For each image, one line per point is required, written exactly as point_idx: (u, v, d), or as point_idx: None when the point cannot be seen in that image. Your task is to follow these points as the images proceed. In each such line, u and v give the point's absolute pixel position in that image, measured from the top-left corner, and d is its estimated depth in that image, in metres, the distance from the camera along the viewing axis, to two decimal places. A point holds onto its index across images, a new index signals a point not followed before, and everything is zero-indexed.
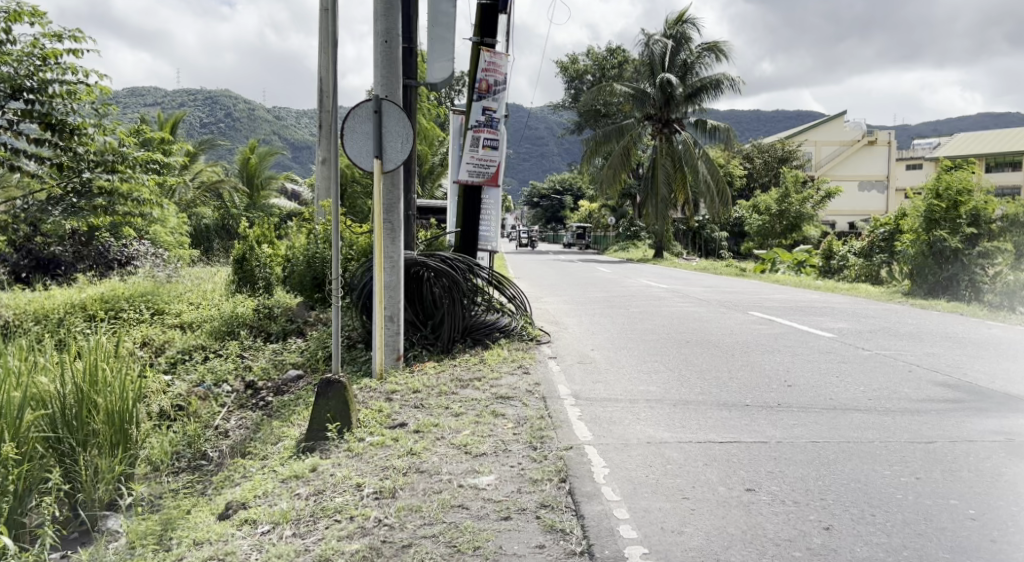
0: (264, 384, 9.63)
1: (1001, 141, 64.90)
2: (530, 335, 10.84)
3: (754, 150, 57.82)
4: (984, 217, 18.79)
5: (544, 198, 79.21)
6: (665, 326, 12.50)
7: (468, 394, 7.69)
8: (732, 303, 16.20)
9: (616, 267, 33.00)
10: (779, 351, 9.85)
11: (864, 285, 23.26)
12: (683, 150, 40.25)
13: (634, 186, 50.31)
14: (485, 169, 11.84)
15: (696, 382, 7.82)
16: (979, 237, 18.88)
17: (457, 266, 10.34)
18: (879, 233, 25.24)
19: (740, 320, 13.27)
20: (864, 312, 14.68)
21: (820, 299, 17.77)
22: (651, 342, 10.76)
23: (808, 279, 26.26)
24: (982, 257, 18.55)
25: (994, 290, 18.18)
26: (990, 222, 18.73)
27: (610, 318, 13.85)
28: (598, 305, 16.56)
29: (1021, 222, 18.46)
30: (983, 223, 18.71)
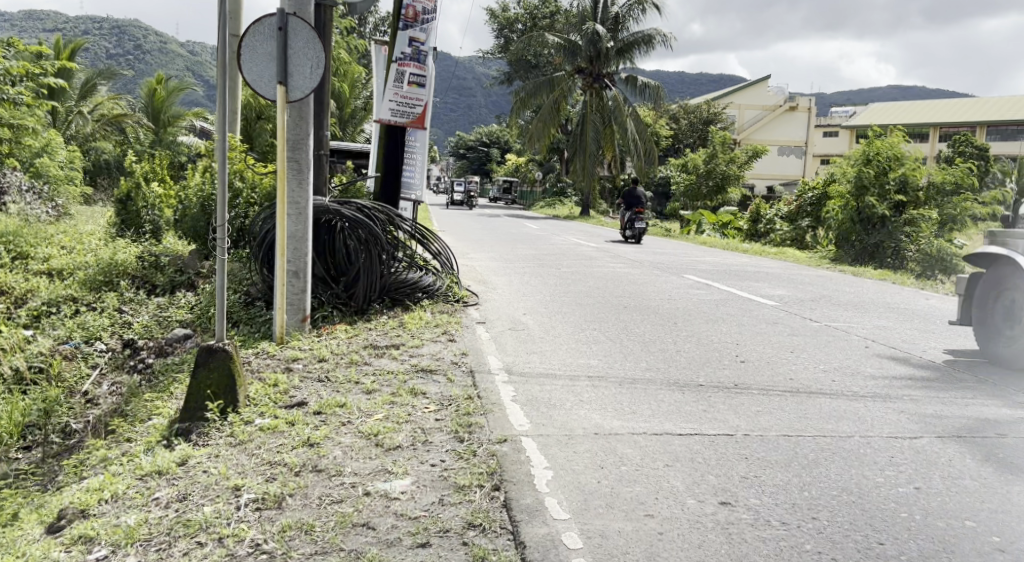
0: (145, 342, 8.46)
1: (916, 112, 66.25)
2: (455, 296, 9.81)
3: (680, 110, 57.43)
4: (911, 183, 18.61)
5: (470, 150, 77.68)
6: (598, 289, 11.58)
7: (382, 365, 6.64)
8: (666, 265, 15.40)
9: (542, 224, 32.09)
10: (721, 319, 9.01)
11: (788, 250, 22.90)
12: (612, 106, 39.41)
13: (562, 141, 49.37)
14: (411, 108, 10.67)
15: (642, 356, 6.95)
16: (906, 204, 18.84)
17: (375, 216, 9.20)
18: (807, 198, 24.89)
19: (674, 284, 12.43)
20: (800, 279, 14.09)
21: (749, 263, 17.17)
22: (584, 307, 9.81)
23: (735, 242, 25.81)
24: (907, 225, 18.43)
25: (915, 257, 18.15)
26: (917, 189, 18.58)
27: (538, 279, 12.84)
28: (524, 263, 15.55)
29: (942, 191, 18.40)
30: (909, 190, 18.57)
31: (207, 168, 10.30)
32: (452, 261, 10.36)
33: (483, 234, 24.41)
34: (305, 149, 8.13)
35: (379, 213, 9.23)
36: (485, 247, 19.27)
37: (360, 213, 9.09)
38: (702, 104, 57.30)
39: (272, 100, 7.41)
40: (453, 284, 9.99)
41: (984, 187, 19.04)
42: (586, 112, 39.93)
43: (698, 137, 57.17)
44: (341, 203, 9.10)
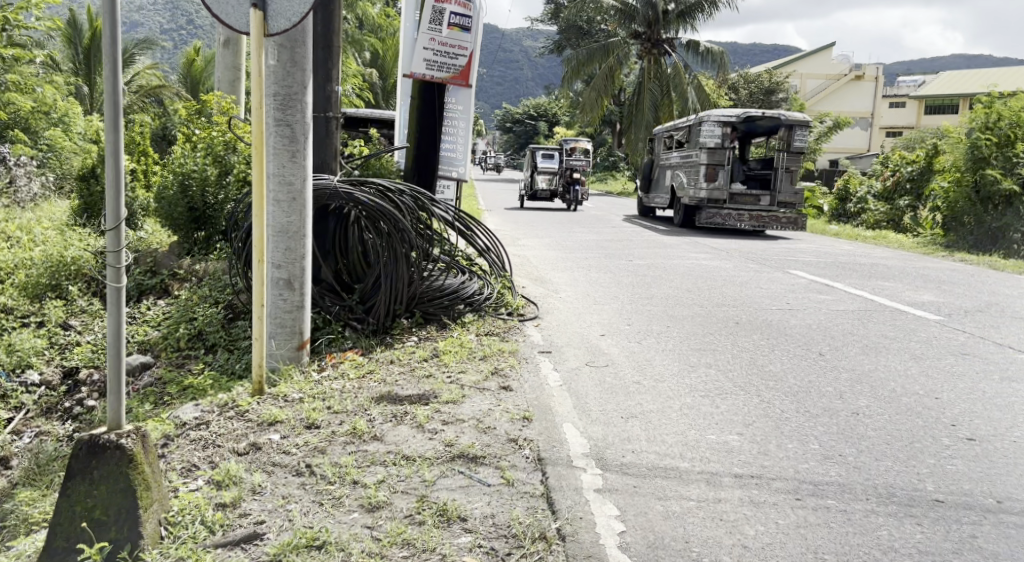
0: (89, 375, 6.25)
1: (993, 79, 61.88)
2: (507, 306, 7.36)
3: (740, 80, 53.98)
4: None
5: (518, 123, 75.01)
6: (692, 293, 9.06)
7: (401, 438, 4.28)
8: (759, 258, 12.80)
9: (600, 202, 29.48)
10: (881, 351, 6.48)
11: (887, 235, 20.16)
12: (673, 74, 36.44)
13: (615, 113, 46.49)
14: (453, 59, 8.29)
15: (803, 430, 4.47)
16: None
17: (401, 203, 6.79)
18: (906, 171, 22.11)
19: (781, 286, 9.89)
20: (932, 276, 11.39)
21: (853, 255, 14.49)
22: (682, 324, 7.35)
23: (818, 224, 23.02)
24: None
25: None
26: None
27: (609, 276, 10.41)
28: (587, 253, 13.07)
29: None
30: None
31: (189, 137, 7.97)
32: (500, 259, 7.95)
33: (533, 214, 21.87)
34: (298, 110, 5.64)
35: (406, 199, 6.84)
36: (539, 231, 16.76)
37: (381, 198, 6.69)
38: (763, 74, 53.73)
39: (244, 34, 5.00)
40: (504, 291, 7.57)
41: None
42: (643, 80, 36.96)
43: (759, 109, 53.75)
44: (355, 184, 6.70)
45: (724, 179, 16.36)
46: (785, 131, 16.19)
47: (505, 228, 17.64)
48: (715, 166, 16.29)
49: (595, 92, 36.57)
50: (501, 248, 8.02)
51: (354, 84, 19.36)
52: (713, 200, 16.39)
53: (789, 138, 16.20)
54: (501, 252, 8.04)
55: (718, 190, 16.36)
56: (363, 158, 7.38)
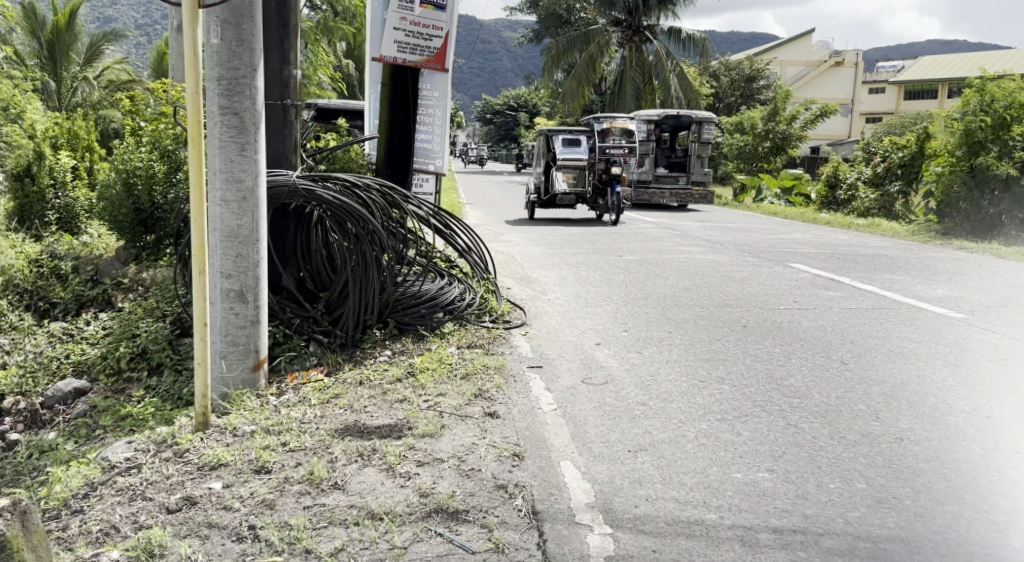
0: (14, 403, 5.47)
1: (973, 63, 61.61)
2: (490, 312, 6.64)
3: (721, 67, 53.40)
4: None
5: (498, 114, 74.16)
6: (691, 292, 8.38)
7: (369, 485, 3.57)
8: (756, 251, 12.15)
9: None
10: (910, 358, 5.81)
11: (879, 222, 19.57)
12: (655, 61, 35.77)
13: (596, 102, 45.79)
14: (427, 41, 7.53)
15: (843, 467, 3.79)
16: None
17: (371, 202, 6.02)
18: (896, 157, 21.58)
19: (784, 281, 9.22)
20: (939, 268, 10.79)
21: (851, 245, 13.89)
22: (685, 330, 6.67)
23: (808, 212, 22.44)
24: None
25: None
26: None
27: (601, 275, 9.70)
28: (576, 249, 12.36)
29: None
30: None
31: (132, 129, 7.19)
32: (482, 259, 7.24)
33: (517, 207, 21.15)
34: (250, 91, 4.79)
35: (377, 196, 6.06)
36: (523, 225, 16.04)
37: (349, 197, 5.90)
38: (744, 61, 53.16)
39: None
40: (488, 294, 6.84)
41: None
42: (624, 68, 36.25)
43: (740, 96, 53.18)
44: (319, 182, 5.91)
45: (651, 165, 20.91)
46: (697, 126, 20.82)
47: (488, 223, 16.92)
48: (644, 155, 20.92)
49: (575, 81, 35.82)
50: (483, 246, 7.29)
51: (328, 74, 18.52)
52: (641, 183, 21.27)
53: (700, 131, 20.80)
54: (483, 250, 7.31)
55: (648, 172, 20.74)
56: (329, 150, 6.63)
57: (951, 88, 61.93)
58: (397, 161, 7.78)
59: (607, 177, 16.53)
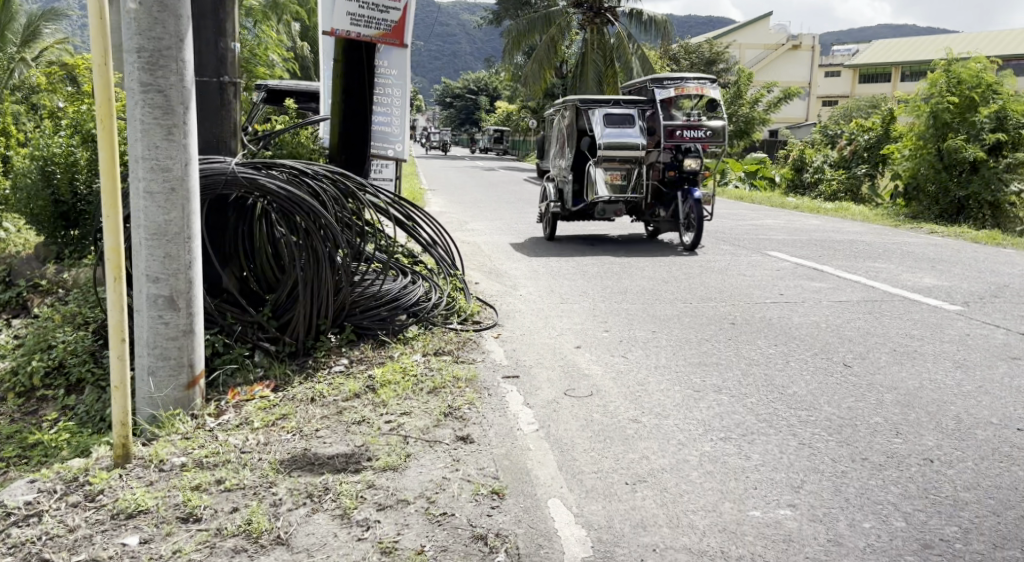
0: None
1: (929, 47, 62.01)
2: (458, 311, 6.07)
3: (680, 51, 53.08)
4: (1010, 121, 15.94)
5: (458, 98, 73.22)
6: (672, 286, 7.86)
7: (320, 538, 2.96)
8: (731, 239, 11.68)
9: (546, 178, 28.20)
10: (916, 360, 5.33)
11: (847, 207, 19.20)
12: (616, 44, 35.22)
13: (558, 85, 45.18)
14: (382, 13, 6.93)
15: (876, 503, 3.27)
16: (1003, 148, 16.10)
17: (323, 192, 5.35)
18: (862, 140, 21.30)
19: (766, 272, 8.75)
20: (919, 256, 10.41)
21: (824, 231, 13.50)
22: (670, 330, 6.13)
23: (774, 197, 22.11)
24: (1008, 172, 15.81)
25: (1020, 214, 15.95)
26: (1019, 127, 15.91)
27: (573, 268, 9.15)
28: (544, 240, 11.79)
29: None
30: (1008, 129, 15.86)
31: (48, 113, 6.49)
32: (447, 250, 6.64)
33: (480, 194, 20.51)
34: (176, 65, 4.10)
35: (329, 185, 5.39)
36: (488, 214, 15.43)
37: (297, 187, 5.22)
38: (704, 45, 52.84)
39: None
40: (456, 291, 6.26)
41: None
42: (585, 51, 35.65)
43: None
44: (261, 169, 5.21)
45: None
46: None
47: (450, 211, 16.29)
48: None
49: (536, 64, 35.14)
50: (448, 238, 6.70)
51: (280, 56, 17.69)
52: None
53: None
54: (448, 242, 6.72)
55: None
56: (271, 135, 5.93)
57: (906, 72, 62.32)
58: (353, 145, 7.11)
59: (674, 177, 10.26)
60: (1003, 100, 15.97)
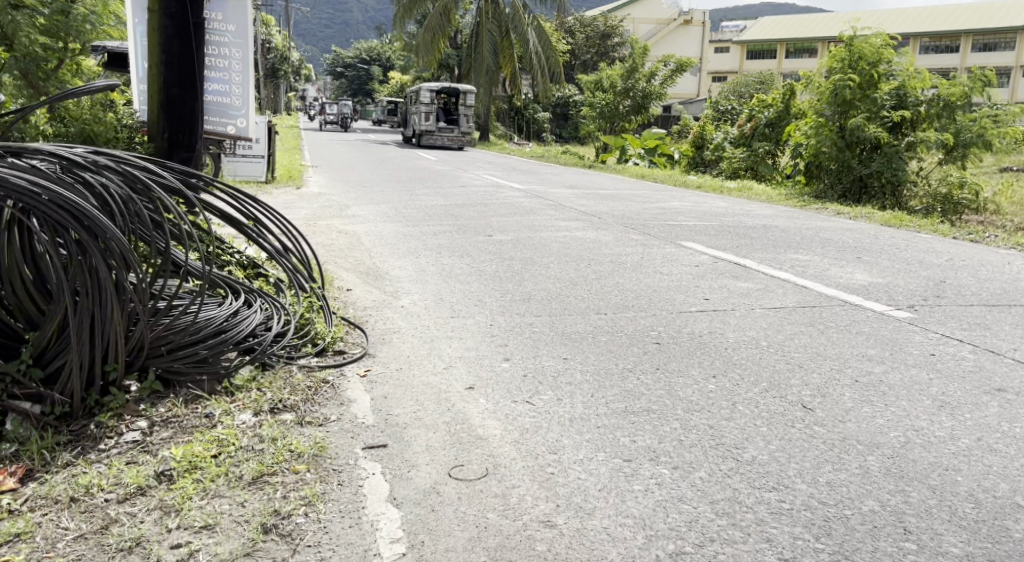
0: None
1: (818, 25, 62.79)
2: (310, 334, 4.86)
3: (576, 24, 52.01)
4: (909, 98, 14.80)
5: (350, 69, 70.45)
6: (582, 293, 6.67)
7: None
8: (642, 227, 10.62)
9: (440, 156, 26.72)
10: (894, 388, 4.26)
11: (750, 184, 18.07)
12: (511, 14, 33.83)
13: (452, 58, 43.47)
14: None
15: None
16: (902, 125, 14.93)
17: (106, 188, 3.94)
18: (762, 117, 19.93)
19: (687, 268, 7.67)
20: (842, 241, 9.46)
21: (736, 213, 12.54)
22: (585, 357, 4.92)
23: (677, 175, 21.24)
24: (908, 150, 14.53)
25: (919, 194, 14.78)
26: (918, 103, 14.70)
27: (467, 269, 7.85)
28: (435, 230, 10.47)
29: (949, 105, 14.34)
30: (908, 105, 14.68)
31: None
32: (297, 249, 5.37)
33: (369, 173, 19.00)
34: None
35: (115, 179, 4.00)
36: (374, 196, 13.98)
37: (64, 186, 3.82)
38: (599, 17, 51.98)
39: None
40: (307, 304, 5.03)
41: (999, 97, 14.13)
42: (479, 21, 34.09)
43: (595, 54, 52.16)
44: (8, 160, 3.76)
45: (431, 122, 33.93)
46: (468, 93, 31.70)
47: (333, 192, 14.76)
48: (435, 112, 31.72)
49: (429, 33, 33.41)
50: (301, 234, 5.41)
51: None
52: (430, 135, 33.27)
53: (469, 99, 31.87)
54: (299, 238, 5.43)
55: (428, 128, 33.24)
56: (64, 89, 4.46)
57: (793, 47, 63.16)
58: (180, 121, 6.02)
59: None
60: (902, 76, 14.89)
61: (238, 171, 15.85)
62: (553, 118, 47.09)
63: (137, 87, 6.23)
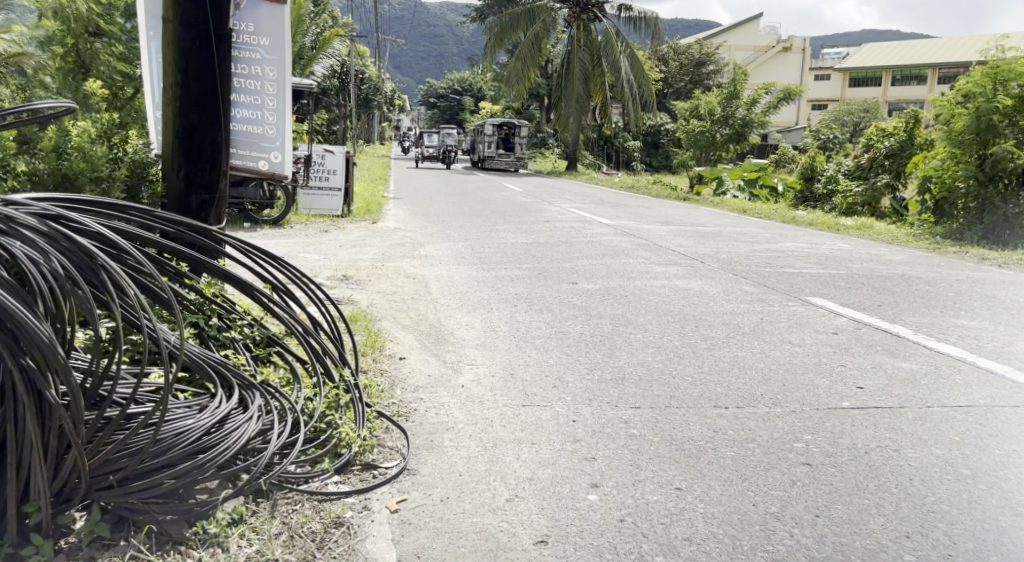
0: None
1: (929, 53, 59.64)
2: (328, 442, 3.66)
3: (669, 51, 50.63)
4: None
5: (440, 98, 70.65)
6: (693, 372, 5.25)
7: None
8: (753, 276, 9.11)
9: (527, 187, 25.60)
10: None
11: (869, 222, 16.25)
12: (604, 41, 32.66)
13: (542, 86, 42.61)
14: None
15: None
16: None
17: (28, 260, 2.83)
18: (881, 148, 18.05)
19: (821, 337, 6.16)
20: (1008, 300, 7.73)
21: (862, 258, 10.88)
22: (706, 486, 3.53)
23: (782, 210, 19.51)
24: None
25: None
26: None
27: (547, 331, 6.52)
28: (514, 275, 9.20)
29: None
30: None
31: None
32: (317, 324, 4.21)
33: (449, 205, 17.95)
34: None
35: (42, 248, 2.87)
36: (451, 232, 12.83)
37: None
38: (693, 45, 50.39)
39: None
40: (327, 399, 3.84)
41: None
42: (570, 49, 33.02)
43: (690, 82, 50.42)
44: None
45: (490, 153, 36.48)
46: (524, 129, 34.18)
47: (408, 227, 13.67)
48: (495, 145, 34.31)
49: (519, 62, 32.47)
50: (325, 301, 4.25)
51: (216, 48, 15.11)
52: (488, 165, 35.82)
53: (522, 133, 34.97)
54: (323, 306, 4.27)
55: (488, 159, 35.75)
56: (12, 110, 3.30)
57: (899, 74, 60.11)
58: (200, 153, 4.83)
59: None
60: None
61: (312, 204, 14.94)
62: (643, 148, 45.64)
63: (153, 118, 5.13)
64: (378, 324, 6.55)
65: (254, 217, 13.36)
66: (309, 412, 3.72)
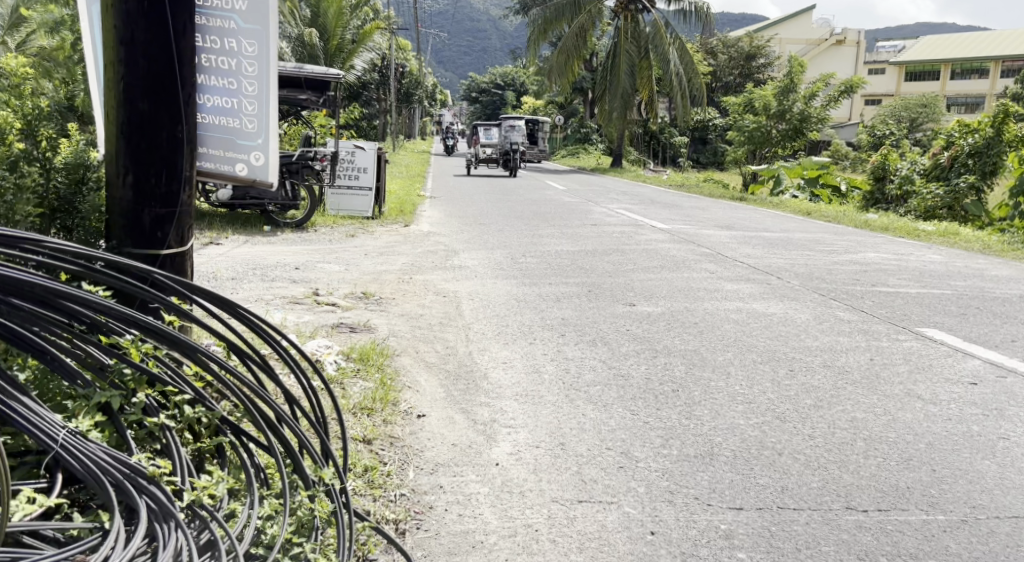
0: None
1: (992, 46, 57.02)
2: None
3: (719, 44, 48.92)
4: None
5: (483, 94, 69.67)
6: (805, 447, 3.96)
7: None
8: (843, 298, 7.75)
9: (571, 185, 24.30)
10: None
11: (952, 228, 14.70)
12: (652, 33, 31.15)
13: (587, 80, 41.23)
14: None
15: None
16: None
17: None
18: (964, 146, 16.44)
19: (959, 390, 4.82)
20: None
21: (962, 273, 9.42)
22: None
23: (848, 212, 17.98)
24: None
25: None
26: None
27: (605, 373, 5.24)
28: (561, 292, 7.95)
29: None
30: None
31: None
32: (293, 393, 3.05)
33: (489, 206, 16.73)
34: None
35: None
36: (490, 238, 11.61)
37: None
38: (743, 37, 48.52)
39: None
40: (296, 513, 2.65)
41: None
42: (618, 41, 31.59)
43: (740, 76, 48.59)
44: None
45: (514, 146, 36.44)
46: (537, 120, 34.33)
47: (442, 231, 12.48)
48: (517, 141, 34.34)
49: (563, 55, 31.09)
50: (297, 365, 3.09)
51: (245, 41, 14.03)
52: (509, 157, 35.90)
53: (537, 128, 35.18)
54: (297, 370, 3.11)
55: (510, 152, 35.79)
56: None
57: (959, 68, 57.55)
58: (150, 149, 3.62)
59: None
60: None
61: (341, 205, 13.79)
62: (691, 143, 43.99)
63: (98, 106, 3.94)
64: (395, 362, 5.34)
65: (276, 219, 12.05)
66: (269, 541, 2.50)
